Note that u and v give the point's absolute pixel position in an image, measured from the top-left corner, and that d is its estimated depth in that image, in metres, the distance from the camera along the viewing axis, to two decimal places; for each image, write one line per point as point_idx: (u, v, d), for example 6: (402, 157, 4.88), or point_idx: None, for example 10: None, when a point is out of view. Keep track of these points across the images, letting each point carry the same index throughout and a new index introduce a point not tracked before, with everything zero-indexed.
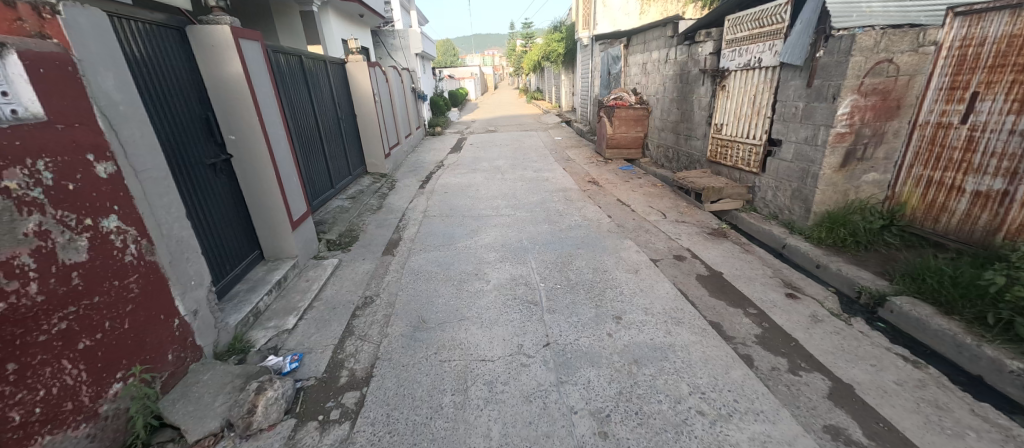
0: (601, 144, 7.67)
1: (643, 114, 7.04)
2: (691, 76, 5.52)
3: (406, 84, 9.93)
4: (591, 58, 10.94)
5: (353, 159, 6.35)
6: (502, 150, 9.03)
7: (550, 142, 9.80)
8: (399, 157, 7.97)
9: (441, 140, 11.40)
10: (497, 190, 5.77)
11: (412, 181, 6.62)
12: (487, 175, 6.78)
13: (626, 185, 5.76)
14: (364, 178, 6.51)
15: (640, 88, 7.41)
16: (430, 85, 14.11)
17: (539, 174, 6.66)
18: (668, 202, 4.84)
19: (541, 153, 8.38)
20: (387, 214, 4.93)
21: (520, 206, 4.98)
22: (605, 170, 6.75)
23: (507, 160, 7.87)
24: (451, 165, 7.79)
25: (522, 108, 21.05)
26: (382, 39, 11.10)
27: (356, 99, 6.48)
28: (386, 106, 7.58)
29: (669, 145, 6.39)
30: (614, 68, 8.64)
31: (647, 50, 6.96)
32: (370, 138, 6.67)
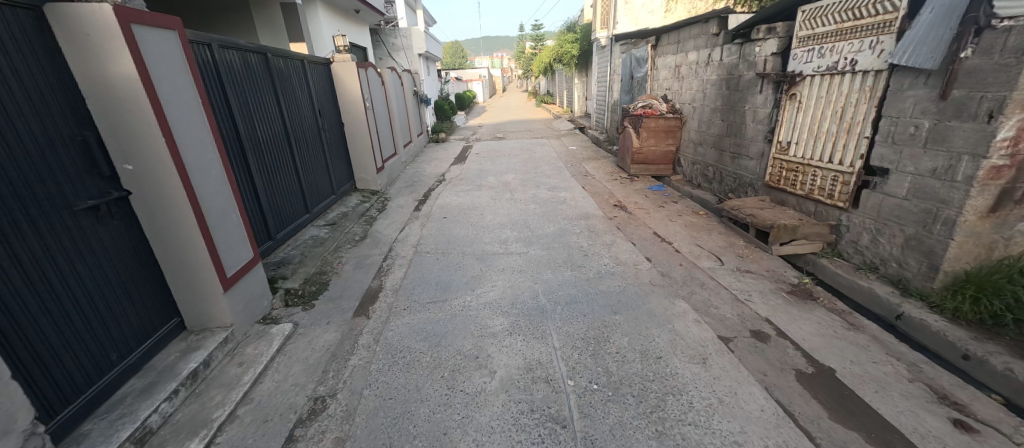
0: (624, 158, 6.70)
1: (676, 124, 6.06)
2: (743, 81, 4.55)
3: (406, 87, 9.04)
4: (609, 60, 9.97)
5: (338, 175, 5.43)
6: (511, 162, 8.10)
7: (564, 153, 8.85)
8: (394, 170, 7.06)
9: (445, 148, 10.50)
10: (505, 215, 4.83)
11: (406, 201, 5.70)
12: (494, 194, 5.86)
13: (660, 212, 4.79)
14: (352, 197, 5.60)
15: (671, 94, 6.44)
16: (434, 88, 13.25)
17: (555, 193, 5.72)
18: (720, 239, 3.86)
19: (555, 166, 7.44)
20: (369, 248, 4.00)
21: (534, 240, 4.04)
22: (631, 190, 5.78)
23: (517, 175, 6.93)
24: (453, 179, 6.87)
25: (532, 112, 20.09)
26: (383, 38, 10.25)
27: (343, 104, 5.56)
28: (380, 113, 6.67)
29: (710, 162, 5.40)
30: (638, 71, 7.67)
31: (683, 51, 5.99)
32: (360, 150, 5.77)
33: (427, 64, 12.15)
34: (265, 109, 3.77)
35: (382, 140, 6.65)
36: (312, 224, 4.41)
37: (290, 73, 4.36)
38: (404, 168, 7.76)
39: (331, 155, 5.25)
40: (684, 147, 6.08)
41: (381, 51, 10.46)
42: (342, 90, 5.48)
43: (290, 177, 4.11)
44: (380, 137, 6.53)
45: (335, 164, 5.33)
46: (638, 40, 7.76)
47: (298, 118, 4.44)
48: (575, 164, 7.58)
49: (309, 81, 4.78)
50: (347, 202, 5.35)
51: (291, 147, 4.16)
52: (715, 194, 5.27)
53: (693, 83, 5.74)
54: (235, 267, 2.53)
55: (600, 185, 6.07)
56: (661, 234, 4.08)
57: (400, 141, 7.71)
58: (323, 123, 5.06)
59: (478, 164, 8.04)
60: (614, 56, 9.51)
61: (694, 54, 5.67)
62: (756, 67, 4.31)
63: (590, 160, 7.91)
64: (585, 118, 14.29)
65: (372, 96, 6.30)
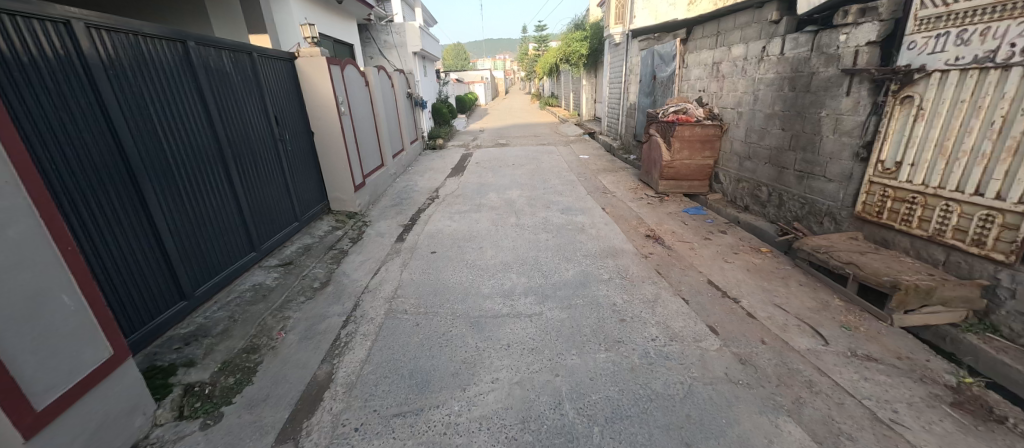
0: (650, 172, 5.66)
1: (716, 133, 5.03)
2: (818, 80, 3.53)
3: (398, 88, 8.05)
4: (625, 59, 8.96)
5: (305, 197, 4.41)
6: (516, 174, 7.08)
7: (576, 163, 7.81)
8: (380, 186, 6.04)
9: (442, 156, 9.49)
10: (509, 250, 3.81)
11: (388, 226, 4.68)
12: (495, 217, 4.83)
13: (708, 246, 3.75)
14: (323, 223, 4.59)
15: (707, 96, 5.40)
16: (432, 90, 12.25)
17: (570, 217, 4.69)
18: (805, 295, 2.82)
19: (567, 180, 6.40)
20: (328, 303, 2.97)
21: (549, 293, 3.01)
22: (663, 212, 4.75)
23: (522, 191, 5.91)
24: (447, 196, 5.84)
25: (536, 116, 19.04)
26: (373, 35, 9.30)
27: (313, 108, 4.54)
28: (362, 118, 5.66)
29: (764, 181, 4.36)
30: (663, 69, 6.63)
31: (725, 44, 4.95)
32: (334, 164, 4.76)
33: (424, 64, 11.15)
34: (181, 117, 2.76)
35: (364, 151, 5.63)
36: (259, 266, 3.39)
37: (231, 70, 3.34)
38: (392, 182, 6.73)
39: (295, 172, 4.24)
40: (726, 160, 5.04)
41: (372, 49, 9.46)
42: (310, 93, 4.48)
43: (224, 209, 3.09)
44: (362, 148, 5.51)
45: (300, 184, 4.32)
46: (663, 33, 6.72)
47: (242, 128, 3.42)
48: (590, 178, 6.54)
49: (263, 81, 3.77)
50: (315, 230, 4.33)
51: (227, 168, 3.14)
52: (772, 221, 4.22)
53: (738, 82, 4.71)
54: (60, 388, 1.53)
55: (624, 205, 5.04)
56: (719, 283, 3.04)
57: (389, 151, 6.71)
58: (283, 133, 4.05)
59: (477, 176, 7.02)
60: (631, 54, 8.47)
61: (741, 48, 4.64)
62: (840, 61, 3.29)
63: (606, 172, 6.87)
64: (595, 122, 13.23)
65: (352, 100, 5.30)
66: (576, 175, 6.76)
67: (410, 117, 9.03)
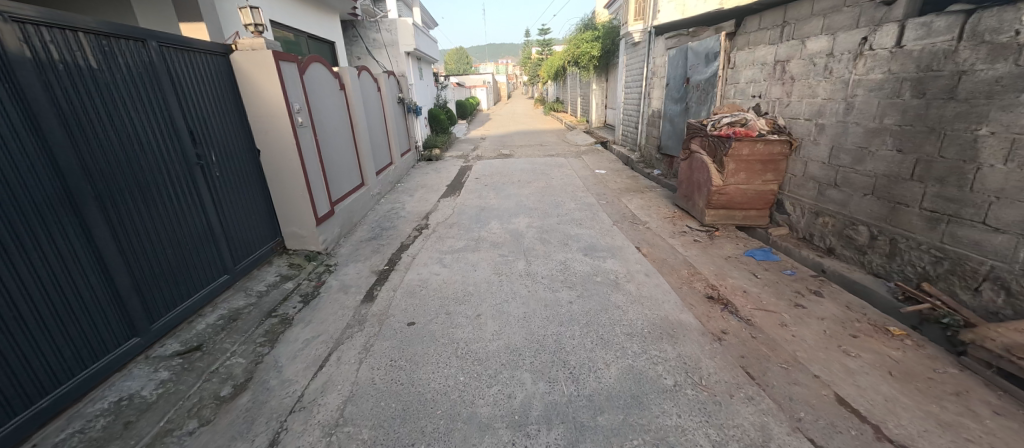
0: (692, 198, 4.52)
1: (783, 150, 3.91)
2: (973, 82, 2.42)
3: (387, 92, 6.95)
4: (645, 60, 7.86)
5: (245, 237, 3.29)
6: (522, 194, 5.96)
7: (592, 179, 6.68)
8: (357, 212, 4.91)
9: (437, 169, 8.38)
10: (519, 322, 2.68)
11: (357, 273, 3.56)
12: (498, 260, 3.70)
13: (805, 318, 2.60)
14: (271, 269, 3.46)
15: (766, 103, 4.29)
16: (428, 94, 11.17)
17: (596, 262, 3.57)
18: (1016, 438, 1.69)
19: (585, 204, 5.26)
20: (230, 437, 1.84)
21: (585, 419, 1.89)
22: (719, 256, 3.60)
23: (532, 219, 4.79)
24: (438, 226, 4.72)
25: (540, 122, 17.94)
26: (360, 32, 8.23)
27: (260, 119, 3.42)
28: (332, 130, 4.54)
29: (861, 218, 3.23)
30: (700, 70, 5.52)
31: (797, 37, 3.84)
32: (288, 191, 3.64)
33: (419, 65, 10.05)
34: None
35: (335, 170, 4.51)
36: (144, 358, 2.27)
37: (105, 67, 2.23)
38: (373, 205, 5.61)
39: (229, 205, 3.12)
40: (796, 186, 3.91)
41: (359, 48, 8.37)
42: (254, 97, 3.36)
43: (72, 283, 1.96)
44: (331, 166, 4.39)
45: (237, 221, 3.20)
46: (700, 27, 5.61)
47: (124, 151, 2.29)
48: (612, 201, 5.41)
49: (170, 81, 2.64)
50: (255, 283, 3.21)
51: (82, 218, 2.01)
52: (877, 274, 3.09)
53: (818, 86, 3.60)
54: None
55: (664, 243, 3.90)
56: (856, 403, 1.91)
57: (371, 167, 5.59)
58: (209, 154, 2.94)
59: (476, 197, 5.90)
60: (654, 54, 7.38)
61: (823, 41, 3.54)
62: (1022, 53, 2.19)
63: (630, 194, 5.73)
64: (606, 130, 12.12)
65: (318, 106, 4.18)
66: (594, 197, 5.64)
67: (401, 125, 7.92)
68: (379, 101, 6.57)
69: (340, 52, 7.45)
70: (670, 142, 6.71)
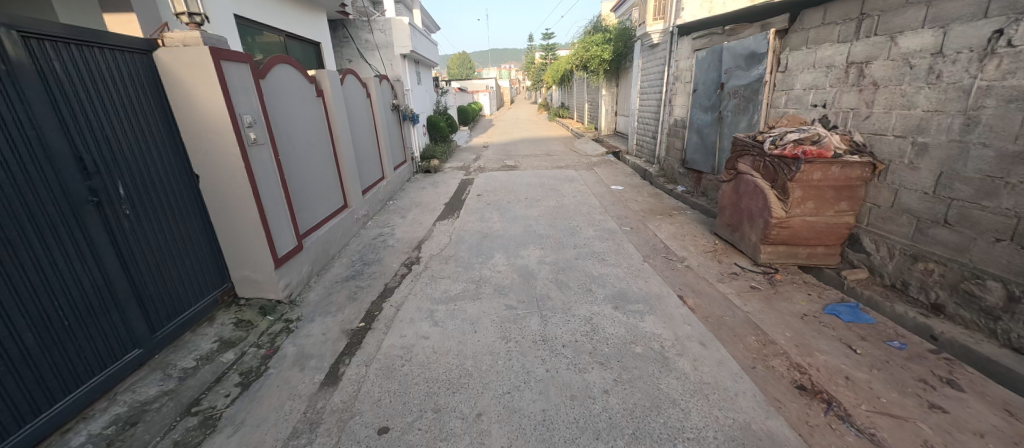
0: (740, 229, 3.71)
1: (864, 175, 3.10)
2: None
3: (378, 99, 6.19)
4: (666, 63, 7.09)
5: (172, 291, 2.51)
6: (531, 217, 5.17)
7: (609, 198, 5.88)
8: (335, 242, 4.11)
9: (435, 183, 7.59)
10: (536, 432, 1.87)
11: (323, 333, 2.75)
12: (505, 315, 2.90)
13: (959, 435, 1.77)
14: (209, 330, 2.66)
15: (835, 115, 3.49)
16: (427, 100, 10.43)
17: (631, 320, 2.77)
18: None
19: (605, 232, 4.44)
20: None
21: None
22: (792, 313, 2.77)
23: (544, 252, 4.00)
24: (431, 261, 3.91)
25: (545, 129, 17.16)
26: (351, 33, 7.49)
27: (198, 136, 2.64)
28: (303, 145, 3.76)
29: (991, 271, 2.42)
30: (740, 74, 4.72)
31: (882, 32, 3.04)
32: (238, 226, 2.85)
33: (417, 69, 9.31)
34: None
35: (305, 193, 3.71)
36: None
37: None
38: (358, 231, 4.81)
39: (146, 253, 2.35)
40: (881, 219, 3.10)
41: (350, 51, 7.63)
42: (188, 108, 2.59)
43: None
44: (299, 189, 3.60)
45: (159, 271, 2.42)
46: (739, 25, 4.80)
47: None
48: (637, 227, 4.61)
49: (38, 90, 1.86)
50: (182, 354, 2.42)
51: None
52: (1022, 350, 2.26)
53: (918, 94, 2.80)
54: None
55: (714, 291, 3.10)
56: None
57: (355, 186, 4.79)
58: (111, 188, 2.17)
59: (477, 220, 5.10)
60: (677, 56, 6.60)
61: (925, 36, 2.74)
62: None
63: (657, 217, 4.93)
64: (618, 138, 11.33)
65: (282, 117, 3.39)
66: (616, 221, 4.84)
67: (395, 134, 7.15)
68: (368, 109, 5.80)
69: (327, 54, 6.70)
70: (698, 155, 5.90)
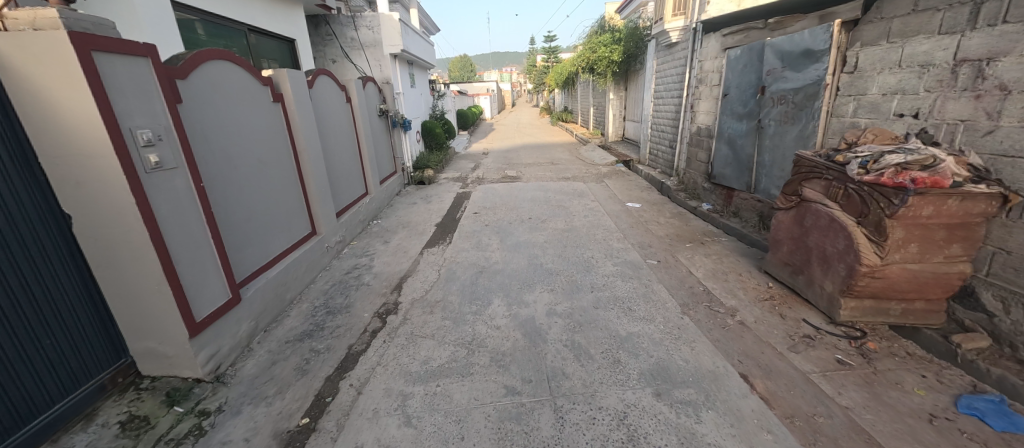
0: (807, 272, 2.89)
1: (991, 210, 2.29)
2: None
3: (360, 103, 5.36)
4: (687, 64, 6.31)
5: (11, 391, 1.72)
6: (535, 244, 4.36)
7: (626, 218, 5.07)
8: (293, 283, 3.28)
9: (428, 197, 6.79)
10: None
11: (246, 440, 1.93)
12: (505, 406, 2.09)
13: None
14: (76, 441, 1.87)
15: (935, 128, 2.69)
16: (422, 105, 9.65)
17: (683, 420, 1.96)
18: None
19: (628, 267, 3.63)
20: None
21: None
22: (913, 411, 1.95)
23: (554, 296, 3.19)
24: (412, 310, 3.10)
25: (548, 134, 16.38)
26: (335, 29, 6.72)
27: (66, 163, 1.85)
28: (247, 163, 2.94)
29: None
30: (788, 76, 3.92)
31: (1017, 18, 2.24)
32: (133, 284, 2.05)
33: (410, 71, 8.54)
34: None
35: (248, 226, 2.89)
36: None
37: None
38: (328, 262, 4.00)
39: None
40: (1017, 270, 2.28)
41: (334, 50, 6.86)
42: (49, 123, 1.79)
43: None
44: (237, 223, 2.78)
45: None
46: (787, 16, 4.01)
47: None
48: (666, 260, 3.79)
49: None
50: None
51: None
52: None
53: None
54: None
55: (789, 368, 2.28)
56: None
57: (325, 209, 3.98)
58: None
59: (472, 248, 4.29)
60: (701, 56, 5.81)
61: None
62: None
63: (687, 246, 4.11)
64: (627, 146, 10.55)
65: (209, 129, 2.58)
66: (638, 251, 4.03)
67: (382, 143, 6.35)
68: (347, 116, 5.00)
69: (305, 53, 5.90)
70: (729, 170, 5.09)
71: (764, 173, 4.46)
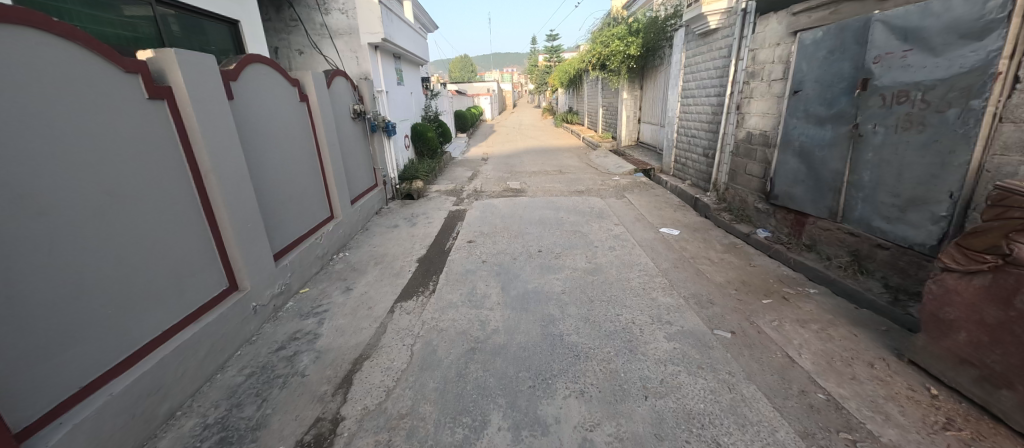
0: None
1: None
2: None
3: (321, 102, 4.15)
4: (732, 55, 5.13)
5: None
6: (549, 296, 3.17)
7: (666, 253, 3.88)
8: (173, 386, 2.09)
9: (414, 216, 5.59)
10: None
11: None
12: None
13: None
14: None
15: None
16: (412, 105, 8.48)
17: None
18: None
19: (693, 347, 2.43)
20: None
21: None
22: None
23: (587, 408, 2.01)
24: (358, 435, 1.91)
25: (553, 137, 15.17)
26: (301, 13, 5.55)
27: None
28: (69, 204, 1.76)
29: None
30: (916, 63, 2.75)
31: None
32: None
33: (397, 66, 7.35)
34: None
35: (62, 310, 1.71)
36: None
37: None
38: (257, 329, 2.81)
39: None
40: None
41: (300, 38, 5.68)
42: None
43: None
44: (29, 310, 1.60)
45: None
46: None
47: None
48: (743, 330, 2.60)
49: None
50: None
51: None
52: None
53: None
54: None
55: None
56: None
57: (250, 253, 2.78)
58: None
59: (463, 303, 3.09)
60: (754, 43, 4.63)
61: None
62: None
63: (765, 303, 2.92)
64: (645, 152, 9.36)
65: None
66: (697, 311, 2.84)
67: (355, 152, 5.16)
68: (300, 120, 3.81)
69: (253, 37, 4.63)
70: (801, 188, 3.89)
71: (861, 197, 3.27)
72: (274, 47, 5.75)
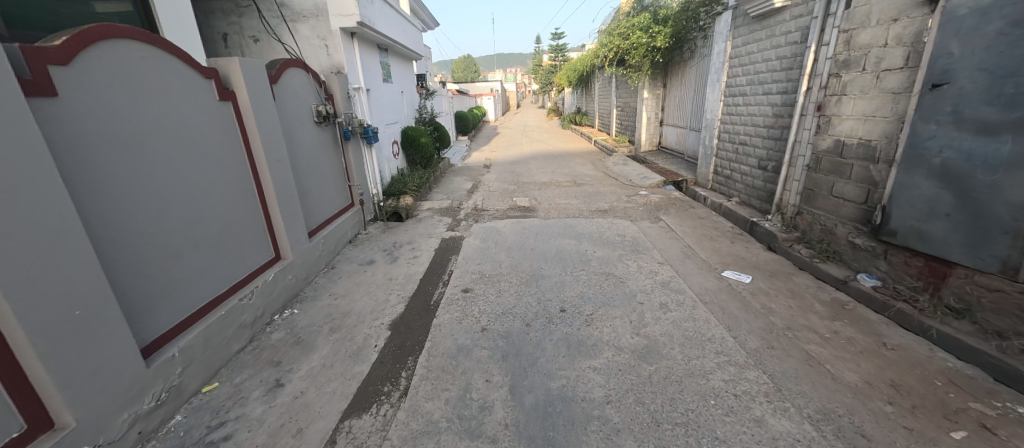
0: None
1: None
2: None
3: (261, 102, 2.99)
4: (809, 40, 3.94)
5: None
6: (586, 409, 1.99)
7: (747, 320, 2.68)
8: None
9: (396, 245, 4.41)
10: None
11: None
12: None
13: None
14: None
15: None
16: (403, 106, 7.32)
17: None
18: None
19: None
20: None
21: None
22: None
23: None
24: None
25: (561, 140, 13.97)
26: None
27: None
28: None
29: None
30: None
31: None
32: None
33: (383, 60, 6.18)
34: None
35: None
36: None
37: None
38: None
39: None
40: None
41: (253, 21, 4.52)
42: None
43: None
44: None
45: None
46: None
47: None
48: None
49: None
50: None
51: None
52: None
53: None
54: None
55: None
56: None
57: (78, 362, 1.62)
58: None
59: (451, 425, 1.91)
60: (850, 22, 3.44)
61: None
62: None
63: (959, 441, 1.72)
64: (670, 158, 8.16)
65: None
66: None
67: (318, 167, 3.99)
68: (219, 128, 2.65)
69: (171, 12, 3.37)
70: (943, 226, 2.69)
71: None
72: (221, 34, 4.57)
